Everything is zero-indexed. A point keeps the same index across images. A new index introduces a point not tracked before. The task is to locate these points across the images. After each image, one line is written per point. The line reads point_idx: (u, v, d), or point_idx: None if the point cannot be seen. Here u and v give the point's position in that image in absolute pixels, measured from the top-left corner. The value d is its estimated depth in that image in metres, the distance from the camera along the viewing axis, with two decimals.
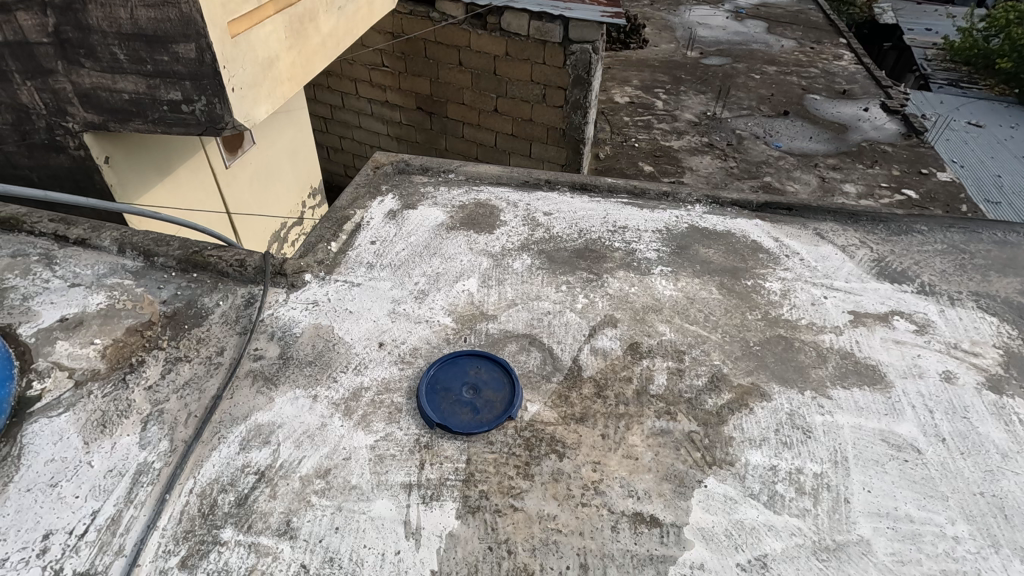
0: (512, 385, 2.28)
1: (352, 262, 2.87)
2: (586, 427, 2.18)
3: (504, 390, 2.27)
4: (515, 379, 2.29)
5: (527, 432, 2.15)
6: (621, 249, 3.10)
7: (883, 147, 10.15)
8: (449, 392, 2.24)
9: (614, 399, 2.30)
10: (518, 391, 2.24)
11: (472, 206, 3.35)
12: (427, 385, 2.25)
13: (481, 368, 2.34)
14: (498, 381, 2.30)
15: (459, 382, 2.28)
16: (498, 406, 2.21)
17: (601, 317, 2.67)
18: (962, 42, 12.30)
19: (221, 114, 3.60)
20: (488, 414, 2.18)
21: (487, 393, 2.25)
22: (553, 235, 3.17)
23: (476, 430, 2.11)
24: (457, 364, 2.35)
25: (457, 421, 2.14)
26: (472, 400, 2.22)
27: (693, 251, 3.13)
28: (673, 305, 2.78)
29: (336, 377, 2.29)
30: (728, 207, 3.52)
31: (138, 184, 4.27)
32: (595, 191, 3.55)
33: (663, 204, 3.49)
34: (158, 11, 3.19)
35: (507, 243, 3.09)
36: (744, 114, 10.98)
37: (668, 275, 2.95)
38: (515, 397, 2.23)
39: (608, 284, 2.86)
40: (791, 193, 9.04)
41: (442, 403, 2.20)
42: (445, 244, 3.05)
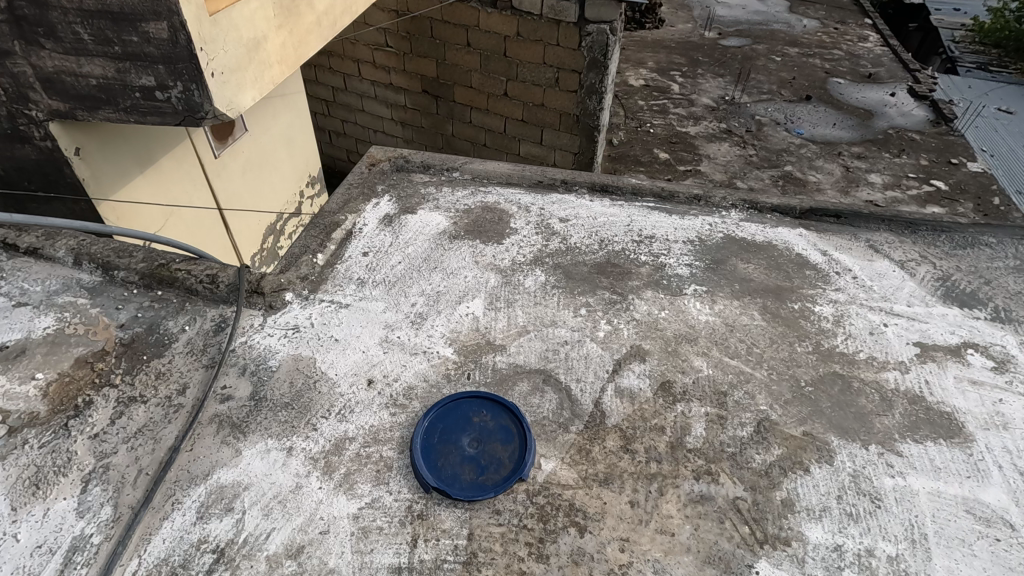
0: (523, 436, 1.92)
1: (341, 279, 2.51)
2: (612, 493, 1.83)
3: (514, 442, 1.91)
4: (527, 428, 1.93)
5: (540, 498, 1.80)
6: (647, 263, 2.72)
7: (912, 135, 9.60)
8: (449, 446, 1.89)
9: (644, 454, 1.94)
10: (530, 446, 1.88)
11: (479, 211, 2.97)
12: (422, 437, 1.90)
13: (487, 414, 1.98)
14: (506, 431, 1.94)
15: (461, 432, 1.92)
16: (507, 463, 1.86)
17: (628, 348, 2.30)
18: (993, 23, 11.60)
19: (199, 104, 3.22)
20: (495, 474, 1.83)
21: (494, 446, 1.90)
22: (571, 246, 2.78)
23: (480, 496, 1.77)
24: (458, 410, 1.99)
25: (458, 484, 1.80)
26: (475, 456, 1.87)
27: (730, 267, 2.74)
28: (710, 334, 2.40)
29: (316, 425, 1.95)
30: (769, 214, 3.11)
31: (115, 178, 3.90)
32: (616, 194, 3.16)
33: (694, 209, 3.10)
34: None
35: (518, 255, 2.71)
36: (766, 99, 10.42)
37: (702, 297, 2.57)
38: (527, 453, 1.88)
39: (634, 307, 2.48)
40: (813, 183, 8.54)
41: (440, 460, 1.85)
42: (447, 256, 2.68)
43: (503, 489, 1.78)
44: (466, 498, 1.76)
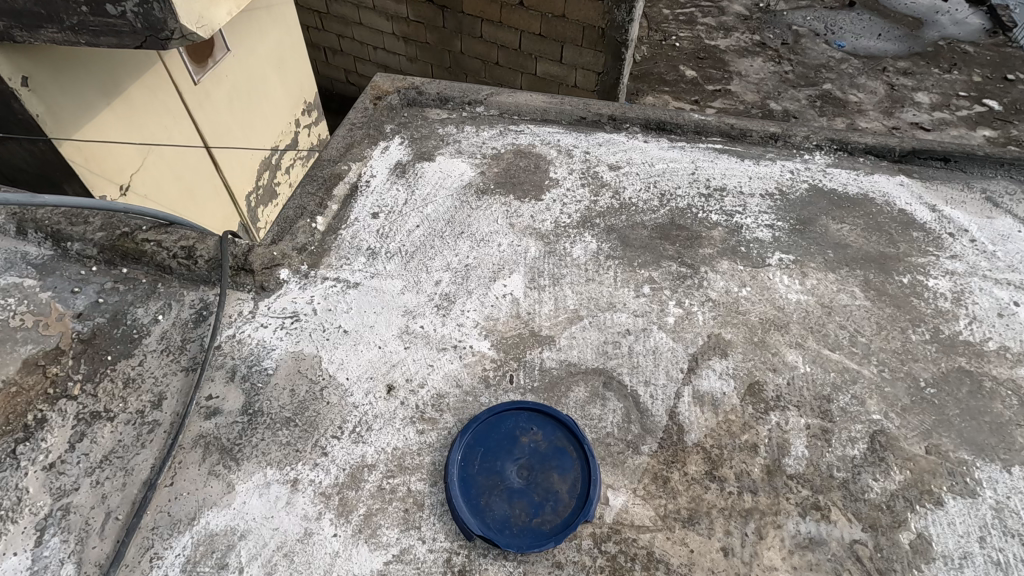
0: (585, 462, 1.53)
1: (347, 250, 2.04)
2: (699, 537, 1.46)
3: (575, 471, 1.53)
4: (589, 452, 1.54)
5: (610, 546, 1.44)
6: (719, 224, 2.22)
7: (966, 47, 8.59)
8: (493, 477, 1.51)
9: (735, 483, 1.56)
10: (596, 477, 1.50)
11: (512, 156, 2.43)
12: (459, 465, 1.52)
13: (537, 432, 1.59)
14: (564, 454, 1.56)
15: (508, 457, 1.54)
16: (567, 499, 1.48)
17: (706, 339, 1.87)
18: None
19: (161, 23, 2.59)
20: (553, 514, 1.46)
21: (551, 476, 1.51)
22: (625, 203, 2.27)
23: (538, 547, 1.40)
24: (502, 427, 1.60)
25: (508, 530, 1.43)
26: (527, 489, 1.49)
27: (820, 228, 2.24)
28: (803, 318, 1.95)
29: (326, 448, 1.57)
30: (861, 157, 2.55)
31: (78, 114, 3.34)
32: (674, 134, 2.60)
33: (771, 151, 2.55)
34: None
35: (562, 215, 2.21)
36: (806, 6, 9.29)
37: (790, 268, 2.09)
38: (592, 485, 1.49)
39: (709, 283, 2.02)
40: (854, 104, 7.69)
41: (483, 496, 1.48)
42: (476, 218, 2.19)
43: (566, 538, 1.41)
44: (520, 549, 1.39)
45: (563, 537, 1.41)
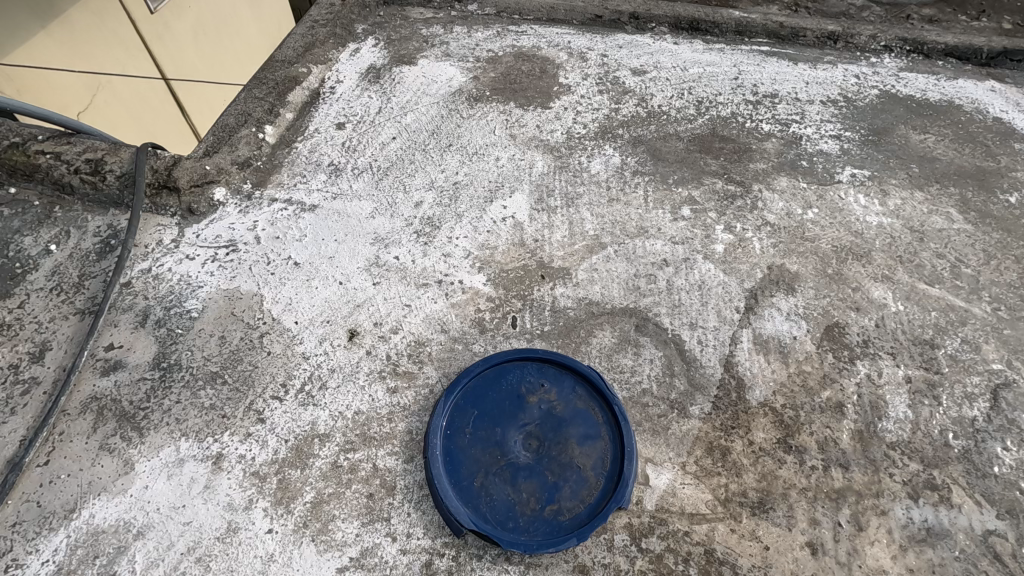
0: (616, 427, 1.13)
1: (303, 166, 1.60)
2: (775, 529, 1.06)
3: (603, 440, 1.12)
4: (621, 415, 1.13)
5: (653, 543, 1.05)
6: (773, 135, 1.77)
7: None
8: (491, 449, 1.11)
9: (818, 455, 1.16)
10: (632, 448, 1.09)
11: (512, 59, 1.97)
12: (444, 434, 1.13)
13: (550, 388, 1.18)
14: (586, 418, 1.15)
15: (510, 422, 1.14)
16: (592, 479, 1.08)
17: (766, 272, 1.44)
18: None
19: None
20: (573, 500, 1.06)
21: (569, 448, 1.11)
22: (654, 111, 1.82)
23: (553, 546, 1.00)
24: (502, 383, 1.19)
25: (511, 521, 1.04)
26: (536, 466, 1.09)
27: (899, 139, 1.79)
28: (889, 245, 1.51)
29: (264, 413, 1.16)
30: (941, 61, 2.08)
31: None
32: (710, 35, 2.13)
33: (830, 53, 2.08)
34: None
35: (575, 125, 1.76)
36: None
37: (867, 186, 1.65)
38: (627, 460, 1.09)
39: (765, 204, 1.58)
40: None
41: (477, 476, 1.08)
42: (467, 128, 1.74)
43: (592, 533, 1.01)
44: (528, 548, 1.00)
45: (588, 531, 1.01)
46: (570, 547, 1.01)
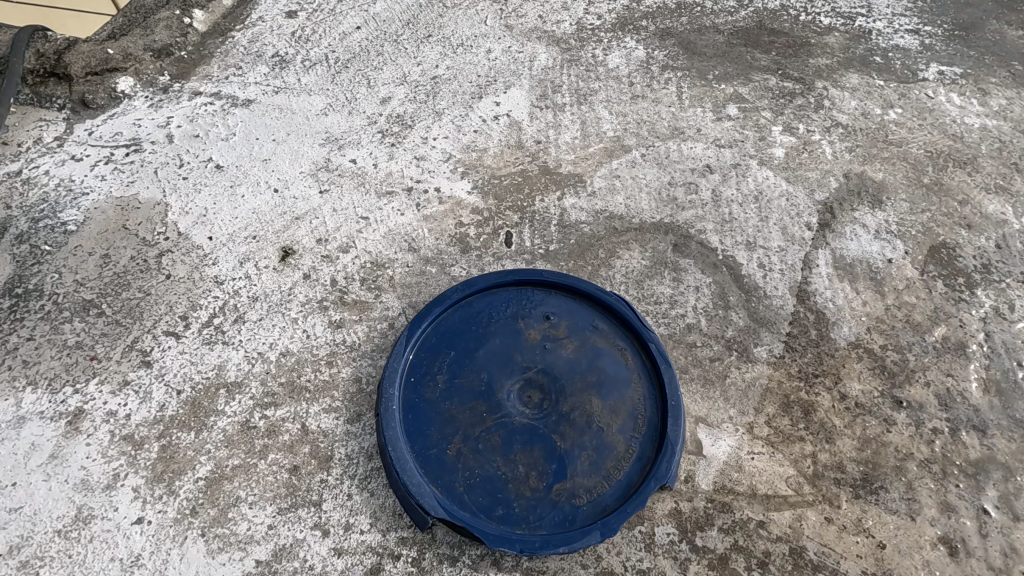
0: (653, 376, 0.80)
1: (238, 57, 1.25)
2: (890, 519, 0.72)
3: (633, 393, 0.79)
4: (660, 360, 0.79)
5: (713, 539, 0.71)
6: (835, 29, 1.41)
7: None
8: (475, 403, 0.76)
9: (940, 414, 0.81)
10: (676, 405, 0.76)
11: None
12: (406, 382, 0.78)
13: (559, 320, 0.84)
14: (608, 362, 0.81)
15: (501, 365, 0.79)
16: (619, 448, 0.74)
17: (842, 181, 1.09)
18: None
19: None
20: (592, 476, 0.72)
21: (587, 401, 0.77)
22: (685, 2, 1.46)
23: (564, 545, 0.67)
24: (489, 312, 0.85)
25: (504, 507, 0.70)
26: (539, 427, 0.75)
27: (993, 35, 1.42)
28: (999, 150, 1.16)
29: (150, 355, 0.81)
30: None
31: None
32: None
33: None
34: None
35: (587, 15, 1.40)
36: None
37: (959, 84, 1.29)
38: (671, 422, 0.75)
39: (833, 103, 1.23)
40: None
41: (454, 441, 0.74)
42: (452, 18, 1.37)
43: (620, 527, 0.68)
44: (528, 547, 0.67)
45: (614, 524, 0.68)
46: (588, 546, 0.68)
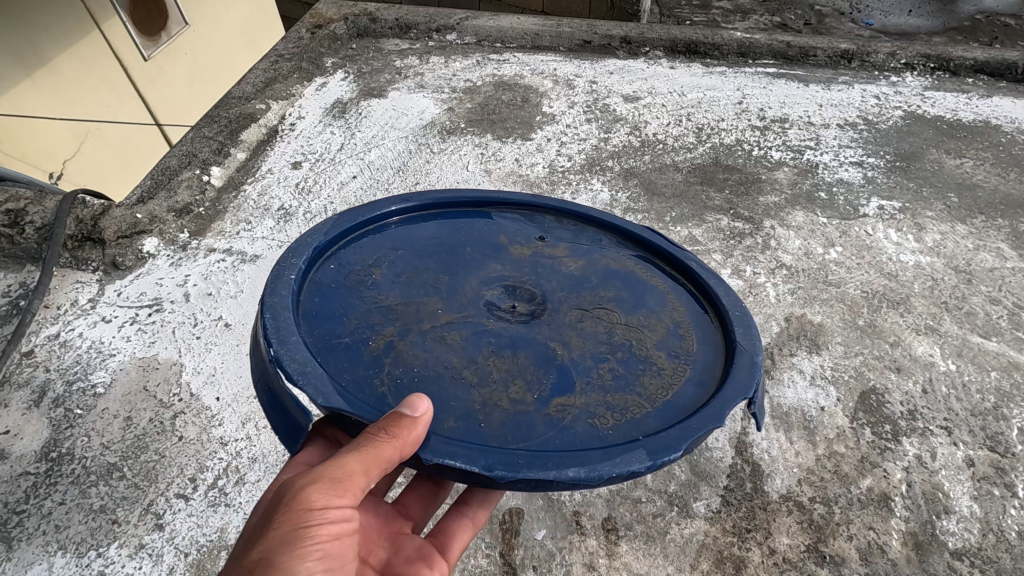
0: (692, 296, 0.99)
1: (249, 211, 1.43)
2: None
3: (673, 316, 0.94)
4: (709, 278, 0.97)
5: None
6: (783, 164, 1.56)
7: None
8: (429, 305, 0.89)
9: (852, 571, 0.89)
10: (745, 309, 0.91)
11: (493, 90, 1.80)
12: (338, 278, 0.93)
13: (569, 256, 1.02)
14: (627, 296, 0.96)
15: (474, 281, 0.95)
16: (649, 369, 0.85)
17: (783, 325, 1.20)
18: None
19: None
20: (615, 390, 0.82)
21: (600, 317, 0.91)
22: (648, 140, 1.63)
23: (579, 468, 0.70)
24: (467, 247, 1.02)
25: (468, 420, 0.76)
26: (539, 340, 0.86)
27: (931, 165, 1.56)
28: (932, 289, 1.27)
29: (184, 521, 0.93)
30: (971, 78, 1.88)
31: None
32: (710, 57, 1.96)
33: (844, 72, 1.89)
34: None
35: (560, 159, 1.57)
36: None
37: (898, 217, 1.42)
38: (738, 330, 0.90)
39: (779, 242, 1.36)
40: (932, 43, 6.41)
41: (386, 331, 0.85)
42: (438, 165, 1.55)
43: (685, 447, 0.73)
44: (507, 467, 0.69)
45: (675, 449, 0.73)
46: (631, 476, 0.72)
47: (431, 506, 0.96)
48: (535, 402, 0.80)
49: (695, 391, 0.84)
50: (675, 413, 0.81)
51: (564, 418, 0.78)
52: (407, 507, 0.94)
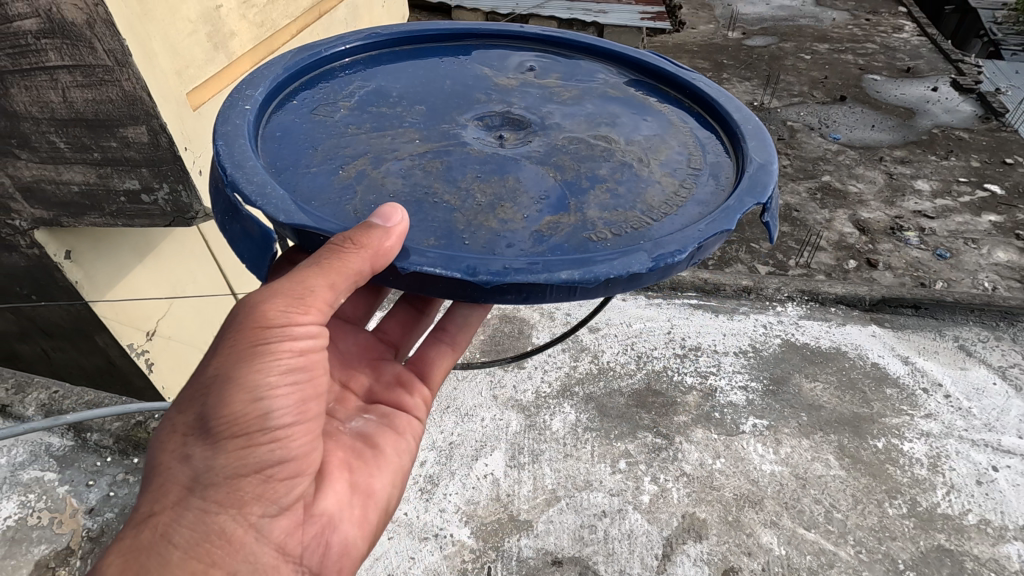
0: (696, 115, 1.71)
1: None
2: None
3: (687, 150, 1.56)
4: (724, 99, 1.64)
5: None
6: (694, 389, 2.32)
7: (990, 122, 7.72)
8: (408, 136, 1.49)
9: None
10: (759, 124, 1.53)
11: (497, 322, 2.60)
12: (309, 118, 1.55)
13: (569, 94, 1.74)
14: (631, 127, 1.60)
15: (457, 117, 1.58)
16: (652, 192, 1.39)
17: (680, 520, 1.91)
18: None
19: (114, 129, 2.16)
20: (609, 207, 1.33)
21: (594, 146, 1.51)
22: (603, 368, 2.40)
23: (571, 274, 1.07)
24: (458, 90, 1.70)
25: (440, 240, 1.22)
26: (528, 168, 1.41)
27: (794, 389, 2.31)
28: (779, 493, 1.98)
29: None
30: (833, 306, 2.68)
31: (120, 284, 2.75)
32: (650, 289, 2.76)
33: (744, 303, 2.69)
34: (95, 90, 2.04)
35: (543, 385, 2.34)
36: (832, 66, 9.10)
37: (765, 433, 2.16)
38: (751, 144, 1.49)
39: (683, 455, 2.10)
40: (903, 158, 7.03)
41: (351, 162, 1.41)
42: (461, 390, 2.32)
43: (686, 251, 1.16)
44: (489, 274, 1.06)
45: (673, 256, 1.13)
46: (632, 275, 1.11)
47: (401, 330, 1.84)
48: (523, 221, 1.28)
49: (695, 205, 1.37)
50: (672, 216, 1.31)
51: (555, 230, 1.26)
52: (384, 330, 1.81)
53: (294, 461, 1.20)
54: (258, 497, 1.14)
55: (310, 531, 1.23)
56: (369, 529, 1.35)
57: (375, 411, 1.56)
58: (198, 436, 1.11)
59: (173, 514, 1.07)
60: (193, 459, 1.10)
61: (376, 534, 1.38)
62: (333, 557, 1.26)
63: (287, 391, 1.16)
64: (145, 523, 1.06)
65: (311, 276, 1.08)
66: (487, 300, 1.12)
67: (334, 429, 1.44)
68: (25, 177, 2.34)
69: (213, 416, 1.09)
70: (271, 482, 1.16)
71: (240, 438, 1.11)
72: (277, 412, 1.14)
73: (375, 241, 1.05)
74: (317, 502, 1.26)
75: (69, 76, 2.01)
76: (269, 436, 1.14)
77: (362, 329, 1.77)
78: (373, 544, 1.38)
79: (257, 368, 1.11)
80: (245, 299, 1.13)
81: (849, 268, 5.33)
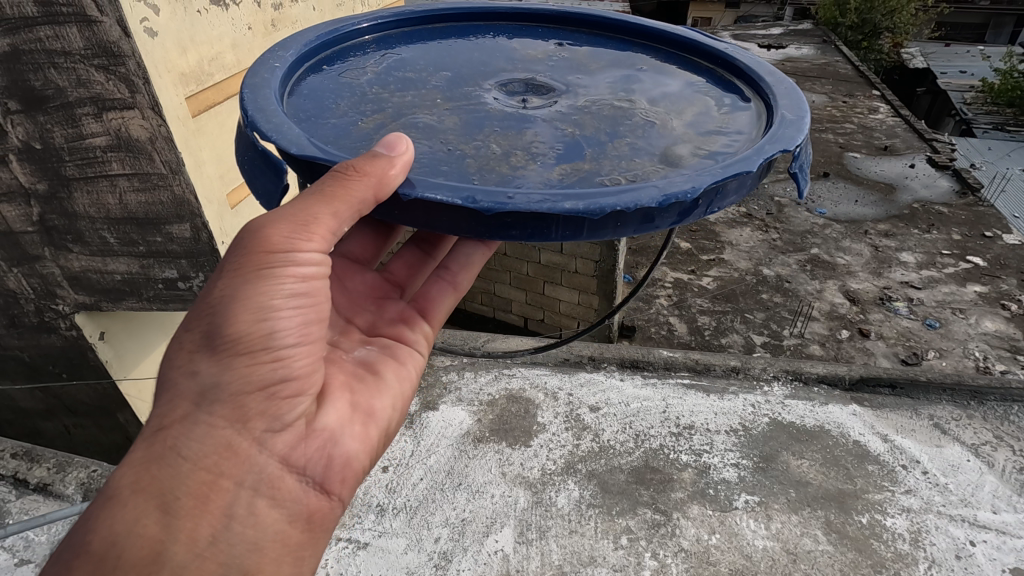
0: (724, 83, 1.96)
1: (358, 509, 2.32)
2: None
3: (718, 114, 1.75)
4: (755, 66, 1.84)
5: None
6: (689, 465, 2.49)
7: (967, 196, 8.19)
8: (429, 97, 1.76)
9: None
10: (791, 86, 1.69)
11: (505, 402, 2.79)
12: (339, 80, 1.85)
13: (597, 65, 2.08)
14: (653, 95, 1.85)
15: (473, 83, 1.87)
16: (669, 146, 1.55)
17: None
18: (1004, 83, 11.53)
19: (161, 227, 2.75)
20: (629, 155, 1.49)
21: (606, 109, 1.74)
22: (604, 446, 2.57)
23: (572, 205, 1.15)
24: (489, 65, 2.02)
25: (452, 179, 1.34)
26: (550, 128, 1.61)
27: (783, 466, 2.49)
28: (772, 569, 2.12)
29: None
30: (816, 385, 2.90)
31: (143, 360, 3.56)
32: (645, 368, 2.99)
33: (732, 382, 2.91)
34: (148, 194, 2.63)
35: (548, 463, 2.51)
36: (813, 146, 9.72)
37: (756, 508, 2.32)
38: (784, 105, 1.64)
39: (681, 531, 2.24)
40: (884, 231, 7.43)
41: (368, 118, 1.63)
42: (472, 468, 2.49)
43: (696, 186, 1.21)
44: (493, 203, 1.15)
45: (684, 195, 1.19)
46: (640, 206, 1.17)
47: (409, 270, 2.02)
48: (536, 166, 1.43)
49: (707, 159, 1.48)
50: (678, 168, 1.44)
51: (563, 174, 1.40)
52: (394, 267, 2.00)
53: (294, 380, 1.39)
54: (261, 412, 1.32)
55: (312, 445, 1.41)
56: (370, 445, 1.54)
57: (376, 342, 1.77)
58: (205, 354, 1.28)
59: (183, 427, 1.24)
60: (200, 375, 1.28)
61: (376, 452, 1.58)
62: (335, 467, 1.45)
63: (287, 314, 1.34)
64: (157, 436, 1.23)
65: (314, 204, 1.23)
66: (496, 235, 1.20)
67: (339, 358, 1.65)
68: (74, 268, 2.95)
69: (221, 333, 1.27)
70: (273, 399, 1.34)
71: (246, 355, 1.30)
72: (278, 333, 1.33)
73: (378, 170, 1.18)
74: (319, 418, 1.45)
75: (127, 182, 2.61)
76: (273, 355, 1.33)
77: (369, 270, 1.93)
78: (374, 462, 1.58)
79: (260, 291, 1.29)
80: (249, 231, 1.30)
81: (843, 337, 5.58)
